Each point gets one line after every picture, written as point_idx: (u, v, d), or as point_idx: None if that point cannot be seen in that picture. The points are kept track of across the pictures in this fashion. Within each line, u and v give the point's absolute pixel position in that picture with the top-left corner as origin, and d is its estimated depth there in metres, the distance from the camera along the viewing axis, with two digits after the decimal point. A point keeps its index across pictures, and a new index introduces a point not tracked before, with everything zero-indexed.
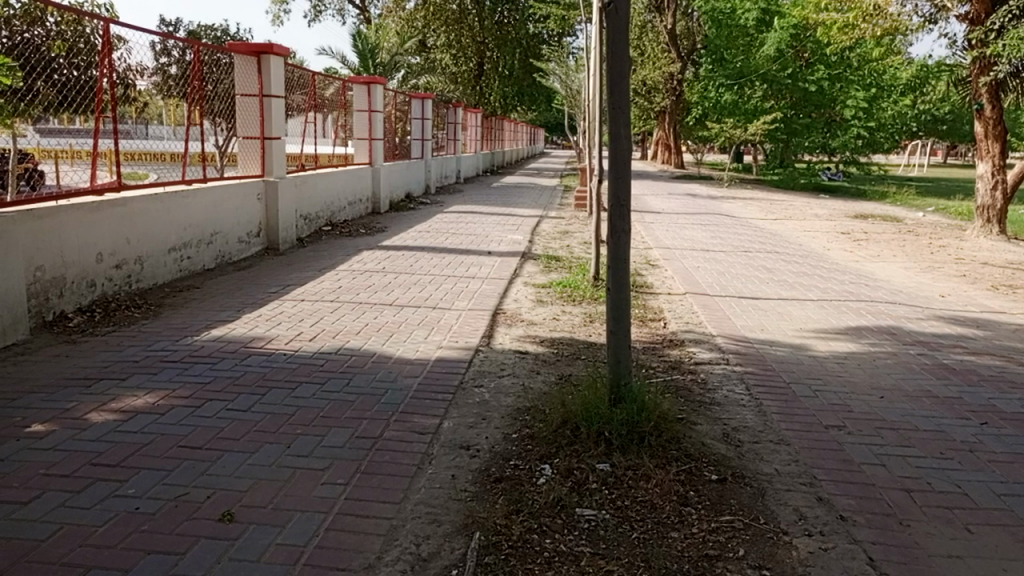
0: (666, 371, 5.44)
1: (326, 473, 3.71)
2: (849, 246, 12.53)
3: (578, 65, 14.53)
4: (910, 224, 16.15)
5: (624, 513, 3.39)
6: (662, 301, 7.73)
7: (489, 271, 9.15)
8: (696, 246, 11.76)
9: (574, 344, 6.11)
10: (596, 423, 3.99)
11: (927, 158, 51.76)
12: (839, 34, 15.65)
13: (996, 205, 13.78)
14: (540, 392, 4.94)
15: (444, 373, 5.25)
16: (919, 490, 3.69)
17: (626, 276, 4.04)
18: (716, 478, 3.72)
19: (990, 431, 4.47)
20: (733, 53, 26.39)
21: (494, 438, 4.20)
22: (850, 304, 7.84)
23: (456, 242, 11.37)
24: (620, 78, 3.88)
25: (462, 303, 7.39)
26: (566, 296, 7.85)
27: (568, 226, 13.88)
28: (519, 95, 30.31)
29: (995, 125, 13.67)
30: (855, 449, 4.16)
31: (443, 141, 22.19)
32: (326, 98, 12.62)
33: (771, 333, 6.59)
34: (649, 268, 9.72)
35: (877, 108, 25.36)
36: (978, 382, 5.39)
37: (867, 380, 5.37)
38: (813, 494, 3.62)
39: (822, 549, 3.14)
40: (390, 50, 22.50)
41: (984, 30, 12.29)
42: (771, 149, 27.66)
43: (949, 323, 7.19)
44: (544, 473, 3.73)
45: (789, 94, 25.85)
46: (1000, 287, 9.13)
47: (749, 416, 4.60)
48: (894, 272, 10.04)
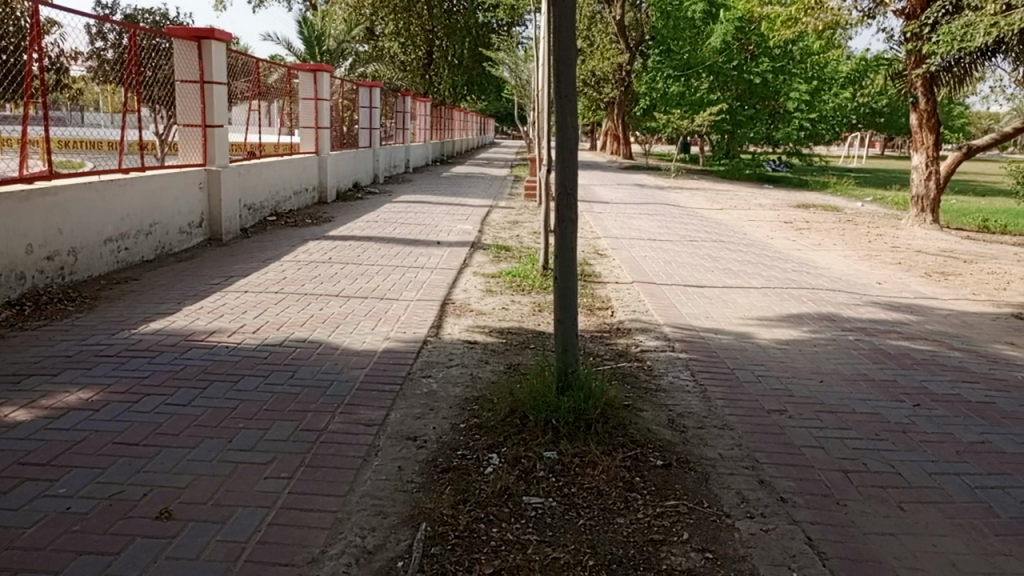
0: (612, 358, 5.48)
1: (268, 467, 3.64)
2: (791, 235, 12.84)
3: (528, 55, 14.50)
4: (850, 213, 16.61)
5: (570, 499, 3.41)
6: (610, 290, 7.79)
7: (438, 261, 9.08)
8: (644, 235, 11.89)
9: (524, 334, 6.10)
10: (544, 412, 4.01)
11: (865, 152, 53.38)
12: (783, 27, 15.94)
13: (931, 195, 14.30)
14: (488, 381, 4.93)
15: (391, 364, 5.20)
16: (855, 471, 3.80)
17: (573, 263, 4.05)
18: (661, 464, 3.76)
19: (922, 413, 4.62)
20: (680, 45, 26.72)
21: (441, 428, 4.17)
22: (792, 292, 8.03)
23: (404, 232, 11.27)
24: (568, 68, 3.87)
25: (411, 293, 7.31)
26: (515, 286, 7.83)
27: (518, 216, 13.89)
28: (468, 84, 30.19)
29: (929, 117, 14.10)
30: (795, 432, 4.26)
31: (391, 130, 21.90)
32: (271, 85, 12.35)
33: (716, 320, 6.70)
34: (597, 257, 9.78)
35: (817, 100, 26.07)
36: (911, 366, 5.57)
37: (808, 366, 5.49)
38: (755, 477, 3.69)
39: (763, 530, 3.20)
40: (336, 38, 22.12)
41: (919, 24, 12.57)
42: (718, 140, 28.14)
43: (886, 309, 7.41)
44: (491, 463, 3.72)
45: (734, 85, 26.18)
46: (933, 274, 9.46)
47: (695, 403, 4.67)
48: (834, 260, 10.30)
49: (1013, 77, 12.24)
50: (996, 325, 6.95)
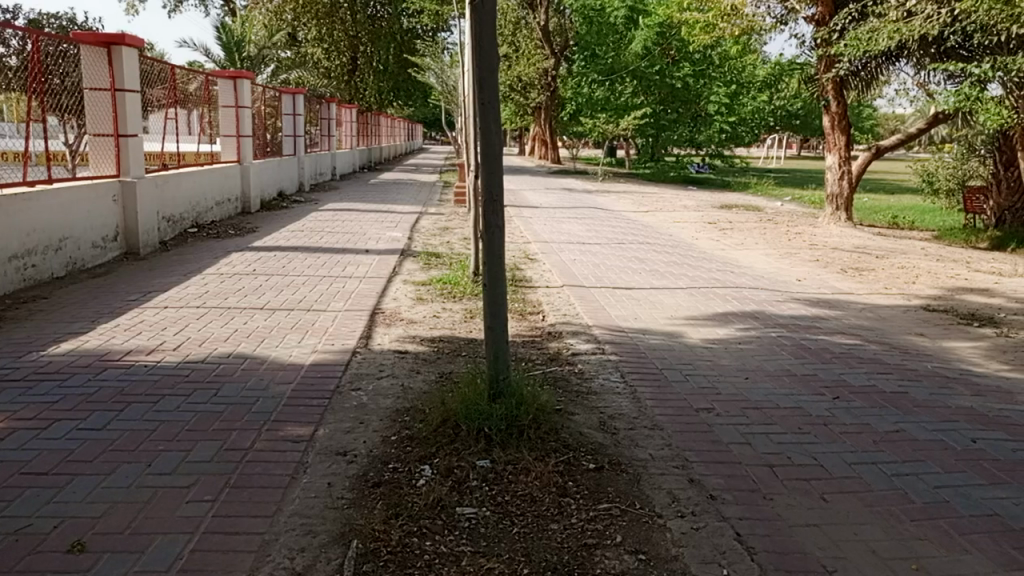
0: (544, 363, 5.50)
1: (190, 490, 3.49)
2: (715, 235, 13.19)
3: (454, 60, 14.50)
4: (770, 213, 17.16)
5: (504, 508, 3.39)
6: (541, 295, 7.81)
7: (367, 270, 8.94)
8: (573, 239, 12.00)
9: (455, 342, 6.05)
10: (476, 420, 3.98)
11: (783, 152, 55.37)
12: (701, 33, 16.36)
13: (844, 193, 14.92)
14: (420, 391, 4.87)
15: (318, 378, 5.08)
16: (781, 465, 3.90)
17: (502, 270, 4.04)
18: (594, 467, 3.79)
19: (841, 405, 4.79)
20: (604, 50, 27.21)
21: (372, 442, 4.09)
22: (717, 291, 8.23)
23: (331, 241, 11.08)
24: (489, 75, 3.85)
25: (338, 304, 7.18)
26: (446, 293, 7.78)
27: (448, 222, 13.83)
28: (395, 90, 29.94)
29: (841, 119, 14.68)
30: (722, 429, 4.36)
31: (315, 137, 21.50)
32: (188, 94, 11.97)
33: (644, 321, 6.80)
34: (528, 262, 9.81)
35: (736, 104, 26.88)
36: (831, 359, 5.77)
37: (733, 363, 5.64)
38: (685, 475, 3.75)
39: (694, 528, 3.25)
40: (257, 44, 21.61)
41: (828, 30, 13.14)
42: (643, 144, 28.69)
43: (806, 305, 7.67)
44: (423, 474, 3.68)
45: (657, 90, 26.71)
46: (848, 270, 9.86)
47: (625, 404, 4.72)
48: (756, 259, 10.61)
49: (915, 81, 12.86)
50: (907, 318, 7.27)
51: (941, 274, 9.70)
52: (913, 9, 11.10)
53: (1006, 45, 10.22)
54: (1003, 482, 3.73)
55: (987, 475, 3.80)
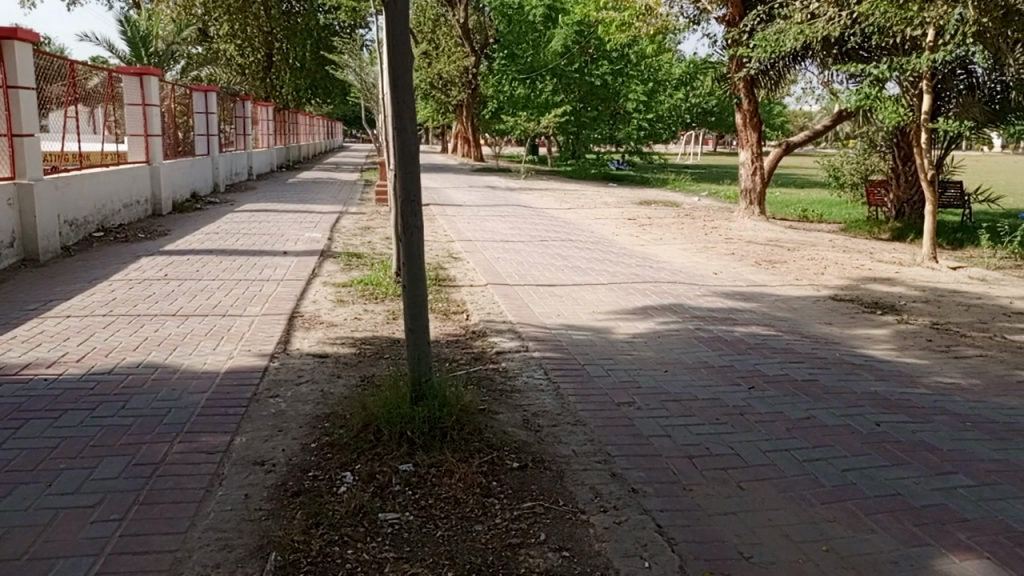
0: (468, 362, 5.47)
1: (95, 510, 3.32)
2: (635, 231, 13.43)
3: (373, 57, 14.29)
4: (687, 208, 17.61)
5: (427, 512, 3.35)
6: (465, 294, 7.79)
7: (285, 272, 8.72)
8: (496, 237, 12.00)
9: (377, 343, 5.97)
10: (398, 424, 3.92)
11: (699, 148, 56.89)
12: (617, 32, 16.62)
13: (757, 188, 15.42)
14: (341, 396, 4.77)
15: (235, 385, 4.92)
16: (699, 456, 4.00)
17: (421, 271, 3.99)
18: (517, 465, 3.79)
19: (756, 394, 4.95)
20: (523, 48, 27.51)
21: (291, 450, 3.98)
22: (638, 286, 8.39)
23: (248, 243, 10.76)
24: (403, 73, 3.80)
25: (255, 308, 6.97)
26: (367, 294, 7.66)
27: (369, 221, 13.64)
28: (312, 87, 29.31)
29: (752, 117, 15.20)
30: (644, 423, 4.43)
31: (230, 136, 20.84)
32: (91, 91, 11.40)
33: (567, 318, 6.86)
34: (451, 260, 9.76)
35: (654, 101, 27.42)
36: (746, 350, 5.96)
37: (653, 357, 5.75)
38: (608, 470, 3.80)
39: (616, 523, 3.29)
40: (165, 39, 20.78)
41: (738, 31, 13.57)
42: (564, 142, 28.96)
43: (723, 298, 7.89)
44: (345, 481, 3.60)
45: (576, 88, 27.01)
46: (762, 263, 10.20)
47: (548, 401, 4.75)
48: (674, 254, 10.85)
49: (820, 80, 13.39)
50: (817, 307, 7.57)
51: (847, 265, 10.14)
52: (816, 12, 11.54)
53: (901, 47, 10.72)
54: (904, 462, 3.93)
55: (891, 457, 3.99)
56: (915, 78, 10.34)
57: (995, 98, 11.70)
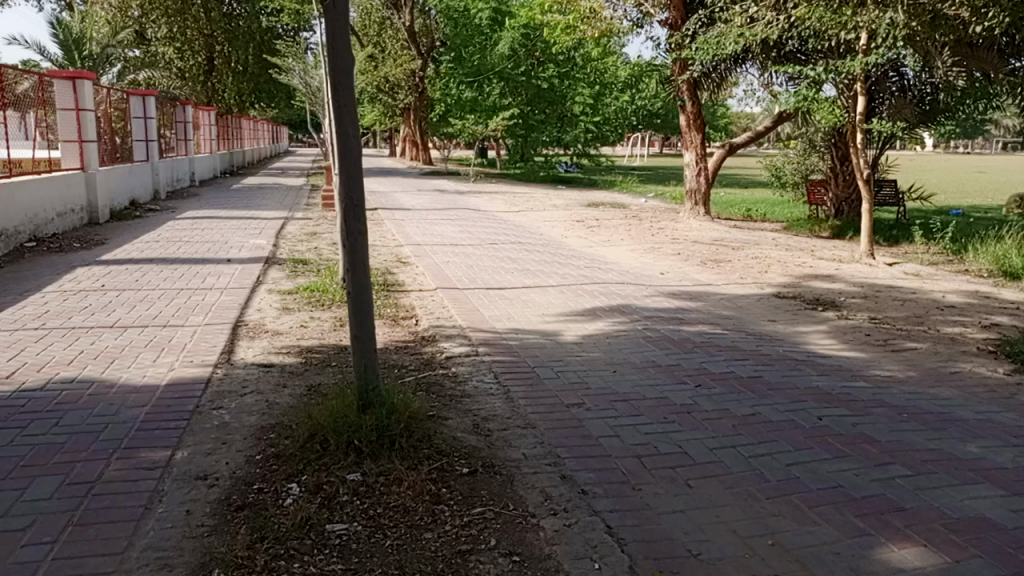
0: (417, 368, 5.42)
1: (26, 533, 3.18)
2: (583, 233, 13.53)
3: (318, 61, 14.10)
4: (634, 210, 17.83)
5: (376, 521, 3.31)
6: (414, 299, 7.72)
7: (229, 280, 8.53)
8: (445, 241, 11.95)
9: (324, 351, 5.87)
10: (345, 433, 3.86)
11: (645, 150, 57.63)
12: (563, 34, 16.74)
13: (701, 189, 15.68)
14: (287, 406, 4.67)
15: (177, 398, 4.78)
16: (648, 455, 4.03)
17: (366, 277, 3.93)
18: (467, 471, 3.76)
19: (703, 392, 5.02)
20: (470, 51, 27.50)
21: (235, 463, 3.88)
22: (587, 287, 8.44)
23: (190, 250, 10.50)
24: (344, 77, 3.74)
25: (198, 318, 6.79)
26: (314, 301, 7.54)
27: (315, 227, 13.44)
28: (256, 91, 28.96)
29: (696, 118, 15.44)
30: (593, 423, 4.45)
31: (170, 141, 20.34)
32: (20, 96, 10.98)
33: (517, 321, 6.86)
34: (400, 265, 9.68)
35: (600, 104, 27.65)
36: (693, 349, 6.05)
37: (602, 358, 5.79)
38: (558, 472, 3.81)
39: (566, 525, 3.30)
40: (99, 42, 20.18)
41: (681, 34, 13.82)
42: (512, 144, 29.02)
43: (670, 297, 7.99)
44: (291, 493, 3.52)
45: (524, 91, 27.12)
46: (707, 262, 10.37)
47: (498, 405, 4.74)
48: (622, 255, 10.96)
49: (761, 82, 13.69)
50: (761, 305, 7.73)
51: (789, 263, 10.38)
52: (755, 16, 11.80)
53: (837, 50, 11.04)
54: (845, 455, 4.03)
55: (833, 449, 4.09)
56: (849, 80, 10.66)
57: (925, 99, 12.12)
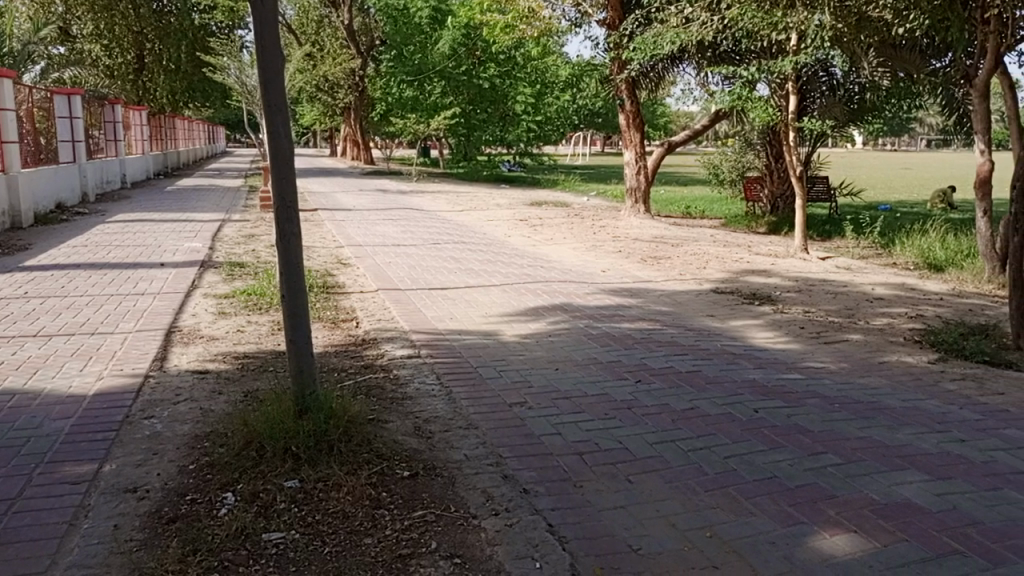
0: (357, 372, 5.35)
1: None
2: (526, 231, 13.58)
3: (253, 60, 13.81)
4: (576, 208, 17.97)
5: (314, 528, 3.24)
6: (355, 301, 7.62)
7: (162, 285, 8.28)
8: (387, 241, 11.84)
9: (262, 356, 5.74)
10: (282, 439, 3.77)
11: (588, 148, 58.15)
12: (502, 33, 16.75)
13: (641, 187, 15.90)
14: (222, 413, 4.55)
15: (105, 408, 4.61)
16: (589, 452, 4.05)
17: (301, 280, 3.86)
18: (408, 474, 3.72)
19: (643, 387, 5.08)
20: (411, 50, 27.27)
21: (167, 473, 3.76)
22: (529, 286, 8.46)
23: (120, 255, 10.16)
24: (274, 77, 3.67)
25: (128, 325, 6.56)
26: (251, 305, 7.37)
27: (253, 229, 13.15)
28: (189, 91, 27.83)
29: (635, 117, 15.58)
30: (535, 422, 4.46)
31: (99, 142, 19.66)
32: None
33: (460, 321, 6.84)
34: (340, 266, 9.53)
35: (542, 103, 27.76)
36: (633, 345, 6.12)
37: (544, 356, 5.81)
38: (499, 472, 3.80)
39: (507, 525, 3.29)
40: (20, 38, 19.42)
41: (619, 34, 13.99)
42: (455, 144, 28.90)
43: (611, 295, 8.08)
44: (225, 503, 3.43)
45: (465, 90, 27.05)
46: (648, 259, 10.51)
47: (440, 406, 4.71)
48: (565, 253, 11.03)
49: (697, 82, 13.95)
50: (700, 301, 7.87)
51: (727, 259, 10.60)
52: (690, 16, 12.01)
53: (769, 50, 11.33)
54: (780, 445, 4.13)
55: (768, 441, 4.19)
56: (781, 79, 10.96)
57: (853, 99, 12.51)
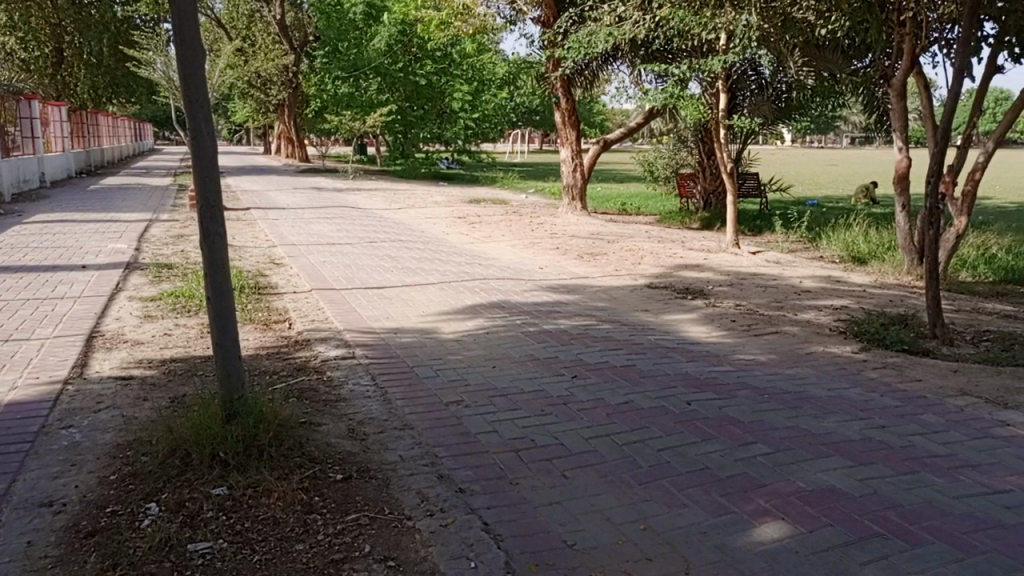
0: (290, 374, 5.23)
1: None
2: (464, 229, 13.54)
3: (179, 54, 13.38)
4: (515, 205, 18.02)
5: (243, 536, 3.15)
6: (287, 301, 7.46)
7: (83, 288, 7.94)
8: (321, 240, 11.63)
9: (189, 361, 5.55)
10: (209, 446, 3.65)
11: (526, 145, 58.34)
12: (437, 30, 16.65)
13: (578, 184, 16.02)
14: (147, 420, 4.39)
15: (19, 419, 4.38)
16: (525, 449, 4.05)
17: (226, 282, 3.75)
18: (341, 477, 3.66)
19: (579, 383, 5.11)
20: (346, 46, 26.86)
21: (87, 485, 3.60)
22: (466, 284, 8.43)
23: (38, 257, 9.71)
24: (195, 72, 3.55)
25: (45, 330, 6.27)
26: (178, 308, 7.13)
27: (182, 229, 12.75)
28: (113, 86, 26.78)
29: (571, 115, 15.81)
30: (471, 420, 4.43)
31: (15, 139, 18.80)
32: None
33: (396, 321, 6.75)
34: (273, 267, 9.32)
35: (479, 101, 27.68)
36: (570, 341, 6.15)
37: (481, 354, 5.78)
38: (435, 472, 3.76)
39: (442, 526, 3.26)
40: None
41: (554, 32, 14.07)
42: (392, 141, 28.58)
43: (548, 291, 8.11)
44: (149, 513, 3.30)
45: (402, 87, 26.82)
46: (585, 255, 10.60)
47: (375, 407, 4.64)
48: (502, 251, 11.03)
49: (631, 79, 14.12)
50: (635, 296, 7.98)
51: (661, 254, 10.77)
52: (623, 15, 12.17)
53: (699, 50, 11.54)
54: (712, 437, 4.20)
55: (700, 433, 4.26)
56: (712, 78, 11.19)
57: (780, 97, 12.86)
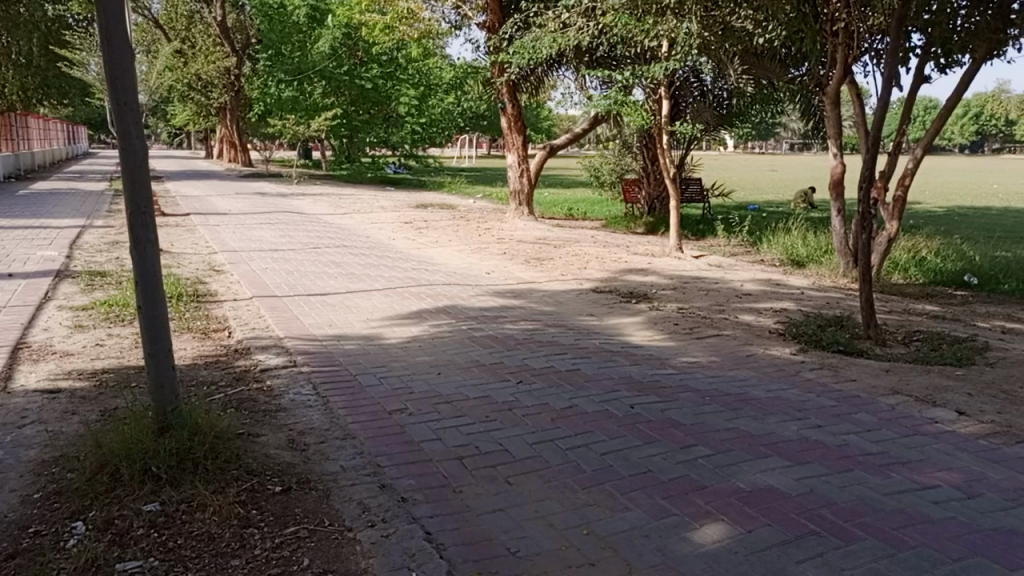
0: (228, 384, 5.09)
1: None
2: (410, 234, 13.43)
3: None
4: (461, 210, 17.98)
5: (176, 553, 3.05)
6: (227, 309, 7.27)
7: (9, 297, 7.61)
8: (263, 246, 11.40)
9: (122, 372, 5.36)
10: (141, 460, 3.52)
11: (473, 150, 58.29)
12: (382, 34, 16.51)
13: (524, 189, 16.06)
14: (74, 435, 4.21)
15: None
16: (469, 456, 4.02)
17: (158, 290, 3.63)
18: (280, 489, 3.57)
19: (524, 388, 5.10)
20: (289, 49, 26.48)
21: (8, 504, 3.44)
22: (412, 289, 8.36)
23: None
24: (122, 74, 3.43)
25: None
26: (112, 317, 6.89)
27: (117, 236, 12.33)
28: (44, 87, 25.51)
29: (516, 121, 15.83)
30: (415, 428, 4.38)
31: None
32: None
33: (339, 327, 6.65)
34: (213, 274, 9.09)
35: (426, 105, 27.20)
36: (515, 346, 6.14)
37: (426, 360, 5.73)
38: (377, 482, 3.70)
39: (384, 536, 3.21)
40: None
41: (499, 38, 14.09)
42: (337, 146, 28.21)
43: (494, 296, 8.09)
44: (75, 533, 3.17)
45: (347, 90, 26.54)
46: (531, 260, 10.62)
47: (316, 417, 4.55)
48: (449, 256, 10.97)
49: (576, 85, 14.23)
50: (580, 300, 8.02)
51: (607, 258, 10.87)
52: (567, 22, 12.27)
53: (642, 57, 11.70)
54: (654, 440, 4.24)
55: (643, 436, 4.30)
56: (655, 84, 11.35)
57: (721, 104, 13.14)
